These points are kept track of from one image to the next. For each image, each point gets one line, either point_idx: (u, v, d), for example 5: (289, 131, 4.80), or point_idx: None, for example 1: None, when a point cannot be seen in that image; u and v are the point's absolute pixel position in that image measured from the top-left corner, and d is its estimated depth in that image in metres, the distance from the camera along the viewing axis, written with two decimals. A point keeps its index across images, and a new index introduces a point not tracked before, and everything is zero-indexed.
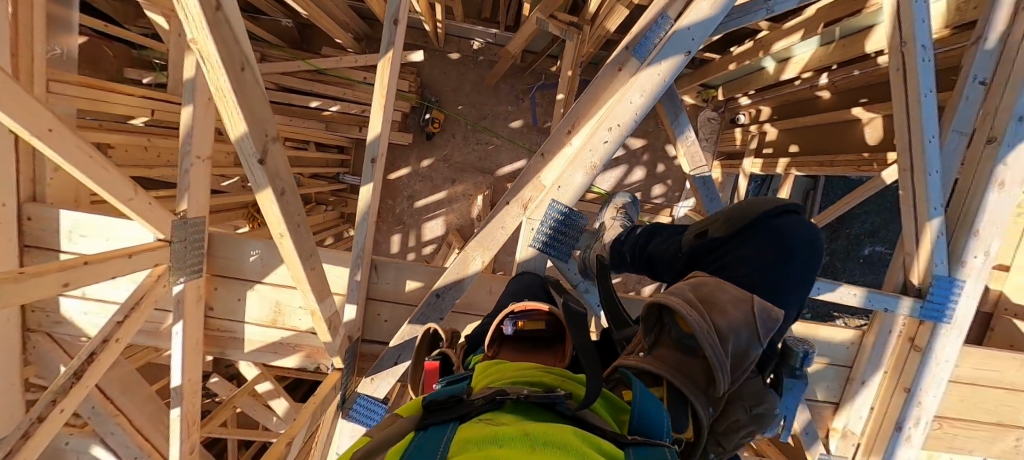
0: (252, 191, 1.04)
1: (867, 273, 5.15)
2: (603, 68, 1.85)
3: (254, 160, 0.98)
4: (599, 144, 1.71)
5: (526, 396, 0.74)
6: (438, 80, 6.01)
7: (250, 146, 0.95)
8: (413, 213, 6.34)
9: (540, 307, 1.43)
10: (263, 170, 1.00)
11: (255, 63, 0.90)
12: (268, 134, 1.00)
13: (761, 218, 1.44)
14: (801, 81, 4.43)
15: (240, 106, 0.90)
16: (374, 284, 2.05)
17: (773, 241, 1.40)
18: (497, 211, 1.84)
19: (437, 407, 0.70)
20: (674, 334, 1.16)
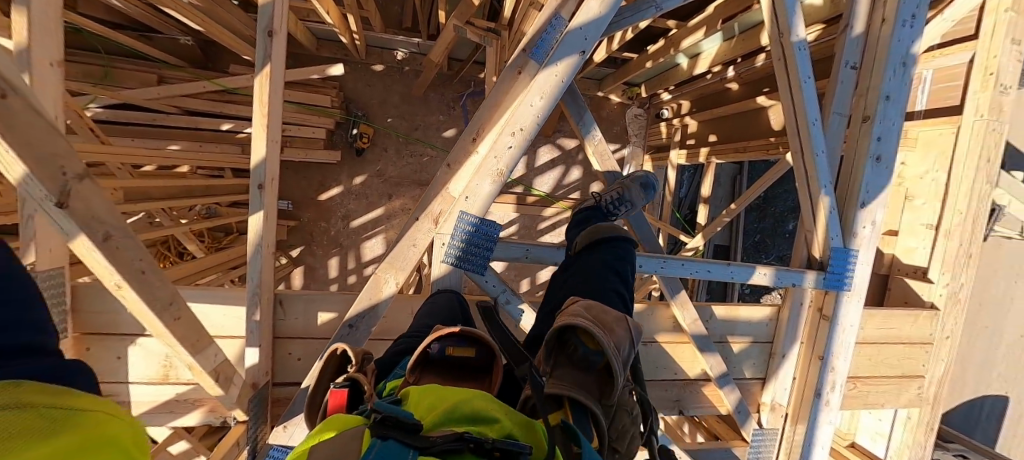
0: (63, 241, 0.89)
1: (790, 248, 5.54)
2: (504, 72, 1.80)
3: (50, 206, 0.84)
4: (503, 150, 1.66)
5: (490, 440, 0.70)
6: (363, 93, 5.77)
7: (40, 190, 0.82)
8: (350, 233, 6.03)
9: (463, 328, 1.19)
10: (66, 216, 0.86)
11: (19, 85, 0.77)
12: (68, 172, 0.86)
13: (620, 247, 1.67)
14: (712, 74, 4.70)
15: (11, 144, 0.77)
16: (281, 321, 1.86)
17: (615, 258, 1.63)
18: (407, 228, 1.73)
19: (397, 425, 0.69)
20: (572, 347, 1.24)
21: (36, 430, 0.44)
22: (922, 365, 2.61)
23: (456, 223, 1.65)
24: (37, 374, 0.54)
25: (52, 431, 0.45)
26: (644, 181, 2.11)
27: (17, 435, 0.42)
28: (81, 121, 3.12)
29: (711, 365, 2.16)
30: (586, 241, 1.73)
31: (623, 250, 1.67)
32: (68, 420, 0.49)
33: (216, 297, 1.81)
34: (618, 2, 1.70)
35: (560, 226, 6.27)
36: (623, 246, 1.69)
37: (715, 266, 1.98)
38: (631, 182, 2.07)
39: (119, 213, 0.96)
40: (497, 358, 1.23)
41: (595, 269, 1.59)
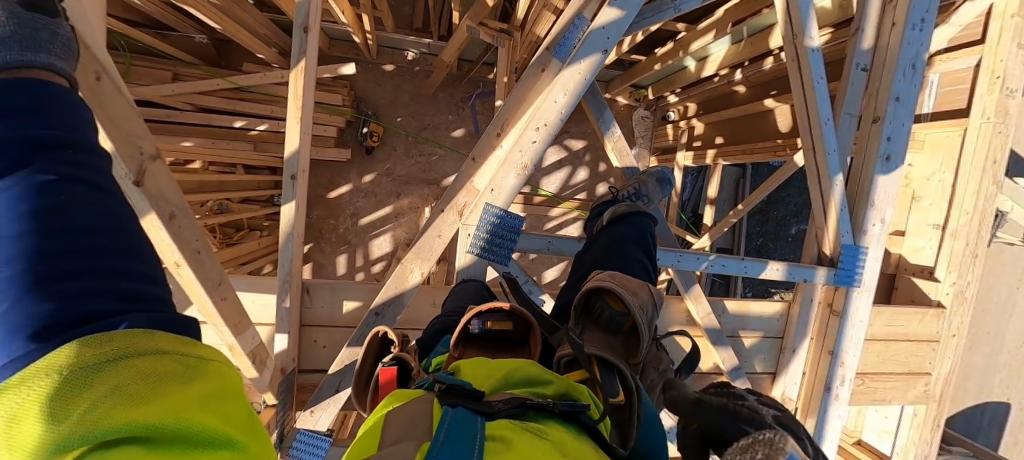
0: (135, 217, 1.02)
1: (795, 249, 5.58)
2: (527, 70, 1.86)
3: (130, 182, 0.98)
4: (528, 145, 1.71)
5: (549, 405, 0.75)
6: (373, 93, 5.84)
7: (124, 167, 0.97)
8: (358, 231, 6.08)
9: (506, 304, 1.25)
10: (141, 192, 1.00)
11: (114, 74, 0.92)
12: (145, 153, 1.01)
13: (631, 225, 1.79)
14: (720, 77, 4.76)
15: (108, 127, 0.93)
16: (306, 309, 1.91)
17: (631, 232, 1.73)
18: (433, 219, 1.78)
19: (461, 393, 0.74)
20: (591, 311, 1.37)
21: (177, 375, 0.53)
22: (929, 363, 2.65)
23: (480, 217, 1.71)
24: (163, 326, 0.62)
25: (188, 377, 0.54)
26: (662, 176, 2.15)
27: (156, 380, 0.51)
28: None
29: (723, 358, 2.22)
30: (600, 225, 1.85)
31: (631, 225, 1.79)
32: (194, 366, 0.57)
33: (245, 285, 1.87)
34: (639, 3, 1.76)
35: (566, 226, 6.33)
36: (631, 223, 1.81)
37: (730, 261, 2.03)
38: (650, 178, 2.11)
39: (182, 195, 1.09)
40: (531, 328, 1.31)
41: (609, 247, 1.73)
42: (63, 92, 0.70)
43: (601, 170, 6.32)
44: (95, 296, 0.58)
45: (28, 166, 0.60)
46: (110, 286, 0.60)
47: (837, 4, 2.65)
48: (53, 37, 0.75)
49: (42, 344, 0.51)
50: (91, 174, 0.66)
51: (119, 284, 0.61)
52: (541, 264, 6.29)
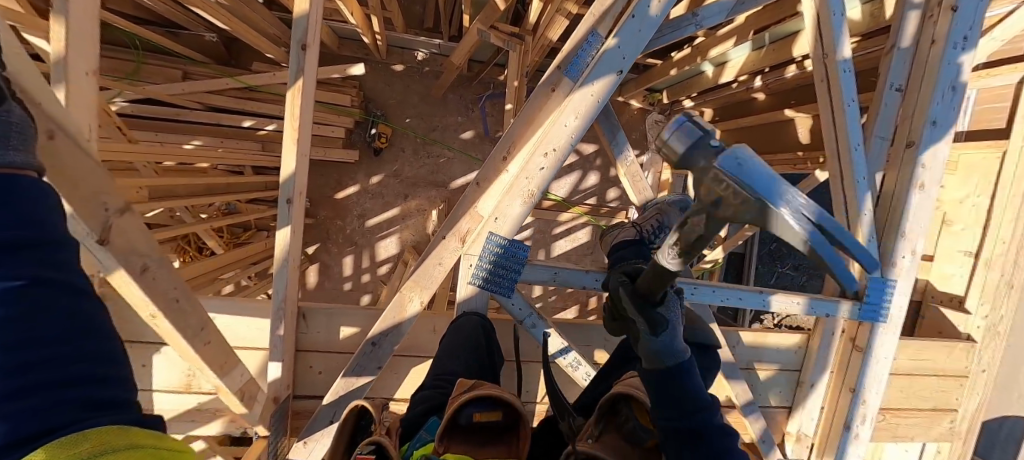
0: (103, 276, 0.95)
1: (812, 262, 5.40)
2: (536, 89, 1.76)
3: (92, 242, 0.90)
4: (535, 171, 1.62)
5: None
6: (383, 93, 5.78)
7: (85, 227, 0.88)
8: (365, 232, 6.05)
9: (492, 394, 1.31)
10: (106, 252, 0.91)
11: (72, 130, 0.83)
12: (110, 209, 0.92)
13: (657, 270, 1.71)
14: (738, 83, 4.57)
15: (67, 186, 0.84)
16: (302, 334, 1.85)
17: None
18: (434, 246, 1.70)
19: None
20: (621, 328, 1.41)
21: None
22: (955, 398, 2.51)
23: (484, 247, 1.61)
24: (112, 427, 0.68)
25: None
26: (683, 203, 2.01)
27: None
28: (110, 121, 3.14)
29: (737, 392, 2.12)
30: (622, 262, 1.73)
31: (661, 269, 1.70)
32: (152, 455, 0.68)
33: (240, 308, 1.82)
34: (658, 21, 1.64)
35: (575, 231, 6.21)
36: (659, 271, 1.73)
37: (747, 294, 1.92)
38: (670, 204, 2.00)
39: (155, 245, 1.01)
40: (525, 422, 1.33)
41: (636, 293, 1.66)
42: (33, 184, 0.70)
43: (612, 175, 6.18)
44: (61, 405, 0.64)
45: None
46: (63, 394, 0.65)
47: (868, 15, 2.49)
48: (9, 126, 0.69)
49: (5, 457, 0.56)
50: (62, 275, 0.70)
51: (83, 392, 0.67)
52: (548, 270, 6.20)
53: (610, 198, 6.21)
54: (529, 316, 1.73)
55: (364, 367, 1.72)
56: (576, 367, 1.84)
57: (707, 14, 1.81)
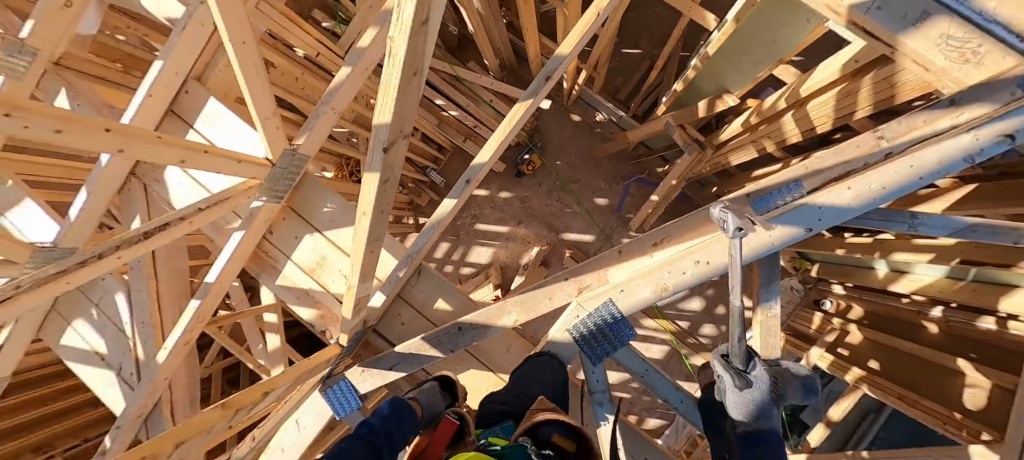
0: (366, 170, 1.36)
1: None
2: (714, 204, 1.81)
3: (381, 147, 1.29)
4: (679, 271, 1.63)
5: None
6: (551, 132, 6.33)
7: (384, 135, 1.26)
8: (470, 232, 6.50)
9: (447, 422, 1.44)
10: (381, 156, 1.31)
11: (424, 73, 1.16)
12: (400, 131, 1.32)
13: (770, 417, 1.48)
14: (909, 300, 3.98)
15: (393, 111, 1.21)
16: (410, 286, 2.09)
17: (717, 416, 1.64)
18: (552, 281, 1.83)
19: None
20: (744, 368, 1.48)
21: None
22: None
23: (588, 315, 1.70)
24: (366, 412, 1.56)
25: None
26: (808, 383, 1.70)
27: None
28: None
29: None
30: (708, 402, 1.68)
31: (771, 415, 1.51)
32: None
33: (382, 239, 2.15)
34: (874, 204, 1.58)
35: (649, 342, 5.86)
36: (776, 425, 1.50)
37: None
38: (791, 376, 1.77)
39: (399, 169, 1.41)
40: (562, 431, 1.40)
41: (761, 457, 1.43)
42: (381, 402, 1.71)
43: (717, 311, 5.75)
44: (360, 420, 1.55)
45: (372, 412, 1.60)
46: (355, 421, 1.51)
47: None
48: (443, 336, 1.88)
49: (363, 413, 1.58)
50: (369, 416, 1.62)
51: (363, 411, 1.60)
52: None
53: (703, 332, 5.75)
54: (600, 392, 1.77)
55: (441, 342, 1.87)
56: None
57: (928, 222, 1.69)
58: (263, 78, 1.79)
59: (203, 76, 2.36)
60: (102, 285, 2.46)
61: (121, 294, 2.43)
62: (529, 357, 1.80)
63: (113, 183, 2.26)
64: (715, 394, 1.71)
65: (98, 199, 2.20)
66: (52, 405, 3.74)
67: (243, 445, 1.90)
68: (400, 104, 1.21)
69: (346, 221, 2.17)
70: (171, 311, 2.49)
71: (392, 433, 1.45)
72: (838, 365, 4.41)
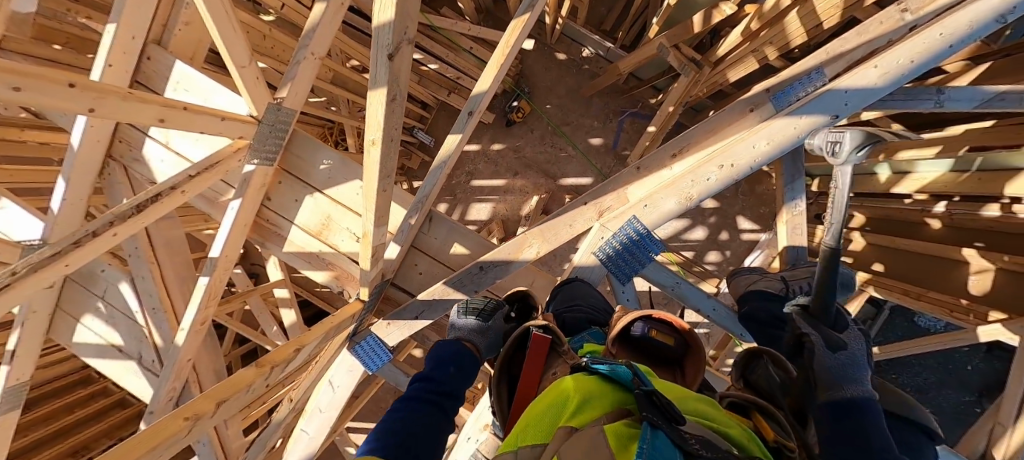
0: (370, 85, 1.24)
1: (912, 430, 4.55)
2: (733, 105, 1.72)
3: (385, 53, 1.16)
4: (702, 178, 1.59)
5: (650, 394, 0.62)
6: (537, 74, 6.07)
7: (387, 39, 1.14)
8: (467, 189, 6.37)
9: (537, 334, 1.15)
10: (387, 65, 1.18)
11: None
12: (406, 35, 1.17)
13: (858, 376, 1.30)
14: (913, 200, 3.96)
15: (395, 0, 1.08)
16: (423, 234, 2.02)
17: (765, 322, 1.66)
18: (571, 208, 1.77)
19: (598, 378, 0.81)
20: (830, 323, 1.37)
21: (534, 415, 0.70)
22: None
23: (609, 235, 1.66)
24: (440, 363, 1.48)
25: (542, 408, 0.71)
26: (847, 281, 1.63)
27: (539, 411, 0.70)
28: None
29: None
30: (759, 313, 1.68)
31: (864, 379, 1.31)
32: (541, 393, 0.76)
33: None
34: (904, 80, 1.49)
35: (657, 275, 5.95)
36: (869, 392, 1.28)
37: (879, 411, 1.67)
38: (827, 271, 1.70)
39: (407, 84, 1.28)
40: (674, 340, 1.28)
41: (850, 425, 1.20)
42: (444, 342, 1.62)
43: (720, 238, 5.80)
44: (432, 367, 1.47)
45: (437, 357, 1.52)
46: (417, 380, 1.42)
47: None
48: (465, 277, 1.82)
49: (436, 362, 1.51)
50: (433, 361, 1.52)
51: (435, 354, 1.52)
52: None
53: (709, 259, 5.82)
54: None
55: (464, 284, 1.82)
56: None
57: (955, 95, 1.63)
58: (232, 22, 1.61)
59: (162, 39, 2.15)
60: (103, 277, 2.38)
61: (125, 283, 2.35)
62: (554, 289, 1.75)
63: (92, 167, 2.11)
64: (755, 304, 1.72)
65: (79, 187, 2.05)
66: (82, 410, 3.75)
67: (280, 410, 1.91)
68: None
69: (347, 176, 2.06)
70: (180, 294, 2.42)
71: (453, 393, 1.40)
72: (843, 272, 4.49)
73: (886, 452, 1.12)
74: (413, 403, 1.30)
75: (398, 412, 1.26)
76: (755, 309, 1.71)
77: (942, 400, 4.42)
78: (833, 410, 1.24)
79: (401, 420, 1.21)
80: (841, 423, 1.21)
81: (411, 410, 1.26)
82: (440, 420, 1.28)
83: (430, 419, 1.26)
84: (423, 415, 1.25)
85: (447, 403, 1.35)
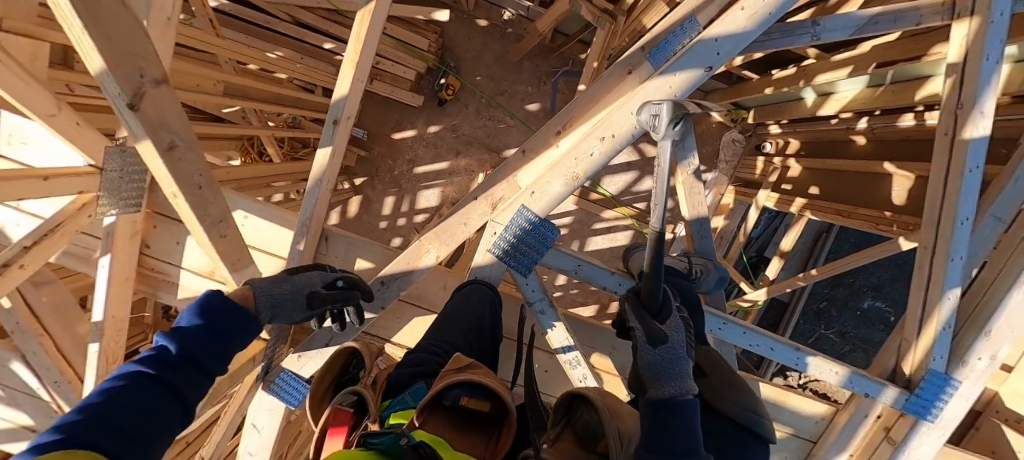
0: (133, 140, 1.18)
1: (859, 327, 4.94)
2: (612, 68, 1.60)
3: (124, 106, 1.09)
4: (585, 154, 1.50)
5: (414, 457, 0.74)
6: (460, 45, 5.77)
7: (119, 90, 1.06)
8: (411, 178, 6.12)
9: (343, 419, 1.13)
10: (135, 117, 1.12)
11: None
12: (146, 78, 1.11)
13: (678, 367, 1.27)
14: (837, 120, 4.09)
15: (98, 47, 0.97)
16: (322, 255, 1.89)
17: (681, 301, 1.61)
18: (463, 205, 1.67)
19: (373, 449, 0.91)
20: (654, 311, 1.34)
21: None
22: None
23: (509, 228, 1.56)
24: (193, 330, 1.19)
25: None
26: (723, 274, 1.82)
27: None
28: (205, 11, 3.27)
29: None
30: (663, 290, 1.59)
31: (685, 373, 1.28)
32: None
33: (273, 216, 1.85)
34: (771, 19, 1.40)
35: (615, 232, 5.98)
36: (688, 387, 1.24)
37: (780, 346, 1.71)
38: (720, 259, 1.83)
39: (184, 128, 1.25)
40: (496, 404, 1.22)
41: (665, 422, 1.15)
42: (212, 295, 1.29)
43: None
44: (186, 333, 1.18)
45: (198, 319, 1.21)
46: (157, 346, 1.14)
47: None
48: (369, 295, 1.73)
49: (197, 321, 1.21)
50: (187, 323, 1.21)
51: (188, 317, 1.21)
52: None
53: (661, 207, 5.88)
54: (540, 301, 1.64)
55: (369, 302, 1.74)
56: (573, 366, 1.74)
57: (829, 26, 1.56)
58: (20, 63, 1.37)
59: None
60: None
61: (17, 362, 2.15)
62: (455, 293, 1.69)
63: None
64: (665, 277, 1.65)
65: None
66: None
67: None
68: (115, 41, 1.01)
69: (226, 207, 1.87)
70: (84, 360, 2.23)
71: (203, 356, 1.17)
72: (783, 201, 4.61)
73: (691, 453, 1.08)
74: (135, 385, 1.02)
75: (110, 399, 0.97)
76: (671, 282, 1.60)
77: (895, 293, 4.85)
78: (653, 407, 1.18)
79: (115, 406, 0.95)
80: (656, 421, 1.16)
81: (140, 394, 1.00)
82: (177, 381, 1.09)
83: (152, 394, 1.02)
84: (146, 396, 1.01)
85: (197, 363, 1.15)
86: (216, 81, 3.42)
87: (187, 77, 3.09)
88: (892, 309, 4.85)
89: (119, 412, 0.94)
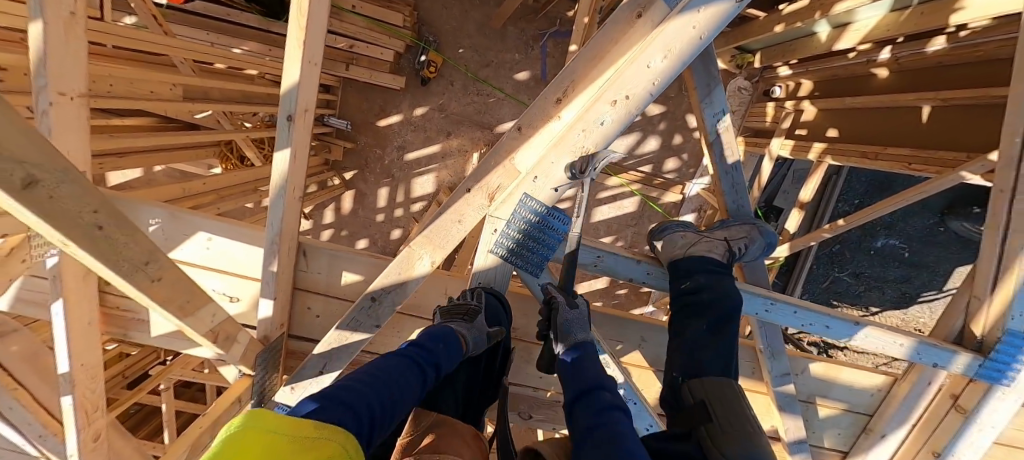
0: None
1: (874, 265, 4.67)
2: (617, 11, 1.28)
3: None
4: (595, 125, 1.23)
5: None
6: (438, 17, 5.34)
7: None
8: (403, 166, 5.80)
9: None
10: None
11: None
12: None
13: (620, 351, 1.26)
14: (856, 53, 3.64)
15: None
16: (302, 272, 1.66)
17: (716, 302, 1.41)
18: (456, 198, 1.41)
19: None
20: None
21: None
22: None
23: (470, 331, 1.38)
24: (370, 381, 1.07)
25: None
26: (768, 241, 1.62)
27: None
28: (146, 7, 2.90)
29: (788, 427, 1.78)
30: (703, 291, 1.44)
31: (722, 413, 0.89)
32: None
33: (242, 234, 1.63)
34: None
35: (621, 200, 5.70)
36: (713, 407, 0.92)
37: (836, 322, 1.50)
38: (758, 230, 1.63)
39: (46, 155, 0.77)
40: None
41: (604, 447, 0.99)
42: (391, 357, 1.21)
43: (675, 142, 5.45)
44: (372, 382, 1.06)
45: (378, 372, 1.12)
46: (352, 385, 1.03)
47: None
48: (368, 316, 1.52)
49: (377, 369, 1.13)
50: (368, 370, 1.12)
51: (385, 372, 1.12)
52: (585, 234, 5.79)
53: (668, 168, 5.51)
54: (555, 302, 1.55)
55: (362, 322, 1.52)
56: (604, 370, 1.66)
57: None
58: None
59: None
60: None
61: None
62: (440, 308, 1.56)
63: None
64: (701, 277, 1.47)
65: None
66: None
67: None
68: None
69: (186, 230, 1.62)
70: None
71: (372, 398, 1.00)
72: (799, 147, 4.20)
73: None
74: (378, 381, 1.07)
75: (348, 380, 1.05)
76: (709, 283, 1.45)
77: (910, 228, 4.50)
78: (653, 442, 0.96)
79: (350, 389, 1.00)
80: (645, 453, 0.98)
81: (374, 384, 1.06)
82: (411, 390, 1.13)
83: (390, 397, 1.05)
84: (384, 388, 1.06)
85: (430, 376, 1.20)
86: (172, 84, 3.09)
87: (135, 83, 2.75)
88: (909, 245, 4.55)
89: (356, 392, 1.00)
